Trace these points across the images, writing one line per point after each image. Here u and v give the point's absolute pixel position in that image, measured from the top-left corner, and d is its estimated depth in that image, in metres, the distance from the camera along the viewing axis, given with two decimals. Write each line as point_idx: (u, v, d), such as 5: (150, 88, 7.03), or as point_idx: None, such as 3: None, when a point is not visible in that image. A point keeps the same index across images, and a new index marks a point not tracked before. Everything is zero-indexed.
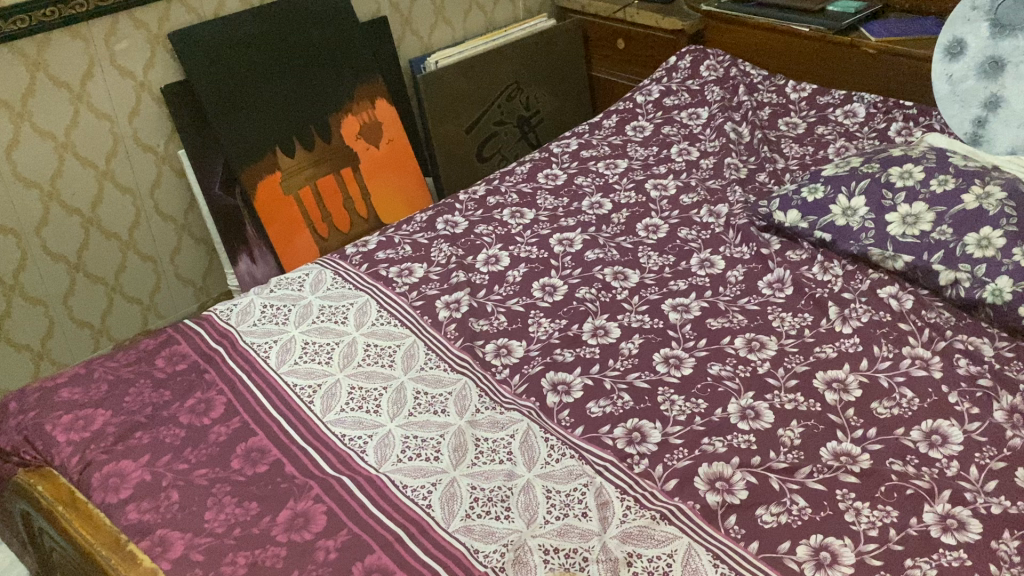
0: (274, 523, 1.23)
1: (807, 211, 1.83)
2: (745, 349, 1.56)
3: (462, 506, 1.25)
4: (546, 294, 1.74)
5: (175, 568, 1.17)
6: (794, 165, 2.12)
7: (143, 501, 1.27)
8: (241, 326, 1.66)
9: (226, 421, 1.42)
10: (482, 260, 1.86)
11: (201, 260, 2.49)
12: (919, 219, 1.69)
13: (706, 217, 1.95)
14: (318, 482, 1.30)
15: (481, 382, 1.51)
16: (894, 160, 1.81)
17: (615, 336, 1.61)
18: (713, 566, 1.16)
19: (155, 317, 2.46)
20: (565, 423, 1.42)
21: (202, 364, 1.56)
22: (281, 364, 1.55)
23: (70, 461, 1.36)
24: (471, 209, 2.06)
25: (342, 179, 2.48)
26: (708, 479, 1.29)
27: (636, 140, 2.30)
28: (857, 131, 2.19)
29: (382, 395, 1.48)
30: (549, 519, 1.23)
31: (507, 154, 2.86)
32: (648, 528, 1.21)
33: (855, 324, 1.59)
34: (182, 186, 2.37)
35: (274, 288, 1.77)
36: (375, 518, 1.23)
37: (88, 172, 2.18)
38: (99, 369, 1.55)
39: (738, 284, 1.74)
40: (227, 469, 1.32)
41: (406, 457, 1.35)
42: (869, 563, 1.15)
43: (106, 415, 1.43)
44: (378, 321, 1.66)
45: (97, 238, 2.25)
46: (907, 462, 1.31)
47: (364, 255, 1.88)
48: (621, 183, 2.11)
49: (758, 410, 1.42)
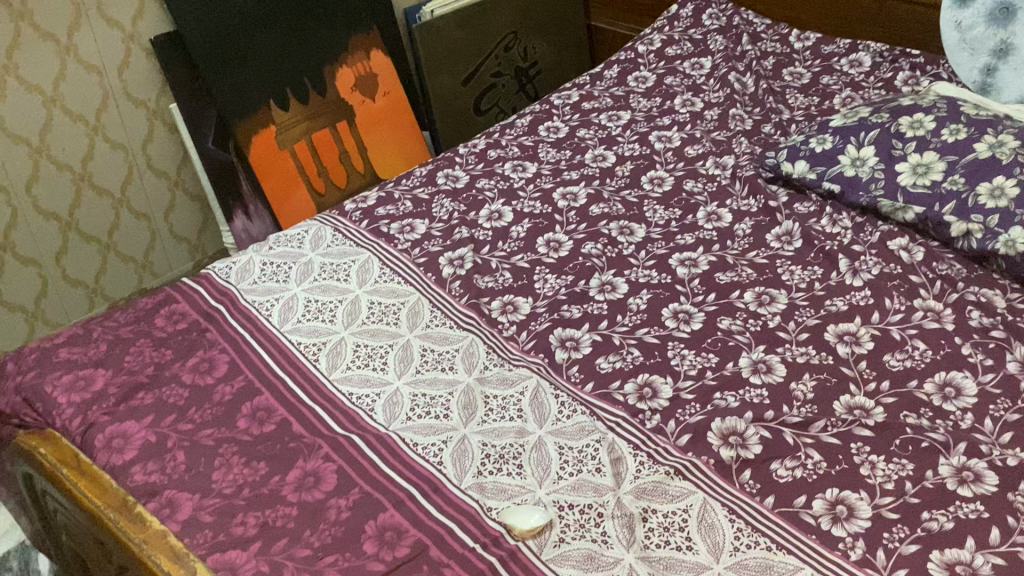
0: (284, 482, 1.21)
1: (815, 161, 1.80)
2: (754, 303, 1.54)
3: (474, 463, 1.24)
4: (551, 249, 1.71)
5: (185, 529, 1.15)
6: (800, 116, 2.08)
7: (149, 463, 1.25)
8: (242, 284, 1.62)
9: (230, 380, 1.40)
10: (485, 216, 1.82)
11: (196, 217, 2.44)
12: (930, 168, 1.66)
13: (711, 169, 1.92)
14: (327, 440, 1.28)
15: (489, 339, 1.49)
16: (903, 110, 1.78)
17: (622, 292, 1.59)
18: (729, 521, 1.15)
19: (151, 276, 2.42)
20: (575, 379, 1.40)
21: (203, 322, 1.53)
22: (284, 322, 1.52)
23: (72, 422, 1.33)
24: (472, 163, 2.02)
25: (338, 133, 2.43)
26: (721, 434, 1.27)
27: (639, 91, 2.26)
28: (863, 81, 2.15)
29: (388, 352, 1.46)
30: (563, 475, 1.22)
31: (505, 107, 2.81)
32: (662, 483, 1.20)
33: (866, 277, 1.57)
34: (174, 141, 2.31)
35: (273, 245, 1.74)
36: (386, 477, 1.22)
37: (78, 127, 2.12)
38: (97, 329, 1.51)
39: (746, 237, 1.72)
40: (233, 429, 1.30)
41: (415, 415, 1.33)
42: (887, 517, 1.15)
43: (106, 375, 1.40)
44: (381, 278, 1.63)
45: (89, 195, 2.20)
46: (921, 414, 1.30)
47: (364, 211, 1.85)
48: (624, 136, 2.07)
49: (769, 364, 1.40)
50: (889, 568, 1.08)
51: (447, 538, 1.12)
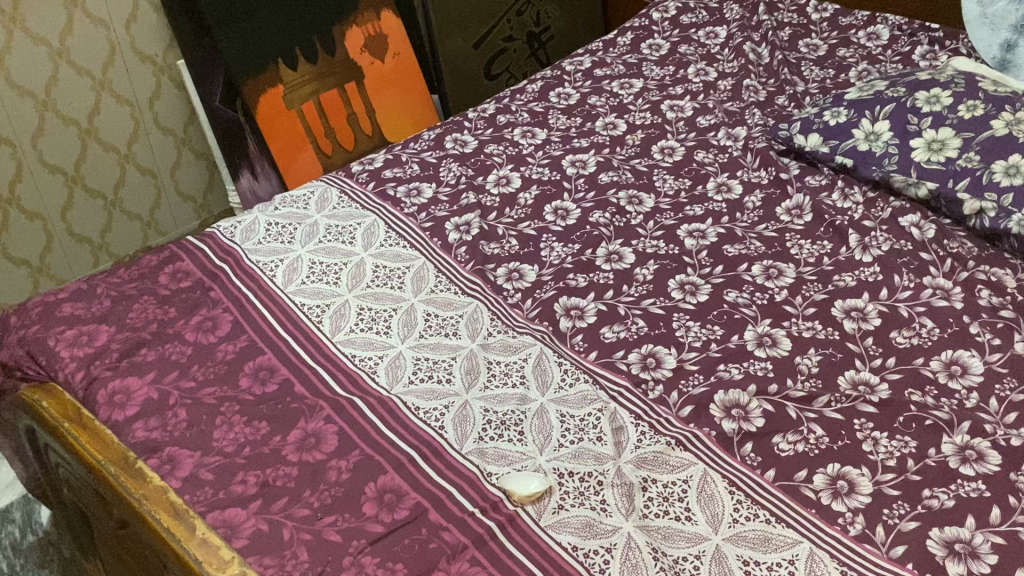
0: (284, 443, 1.21)
1: (829, 135, 1.78)
2: (762, 276, 1.53)
3: (475, 428, 1.24)
4: (559, 218, 1.70)
5: (185, 487, 1.15)
6: (814, 88, 2.05)
7: (151, 419, 1.25)
8: (247, 244, 1.62)
9: (233, 339, 1.39)
10: (493, 181, 1.81)
11: (202, 175, 2.43)
12: (945, 145, 1.64)
13: (723, 140, 1.89)
14: (329, 402, 1.28)
15: (493, 306, 1.48)
16: (920, 85, 1.76)
17: (629, 262, 1.57)
18: (729, 494, 1.15)
19: (156, 233, 2.41)
20: (579, 348, 1.39)
21: (207, 281, 1.52)
22: (288, 283, 1.52)
23: (75, 377, 1.33)
24: (481, 128, 2.00)
25: (347, 95, 2.39)
26: (724, 406, 1.27)
27: (652, 59, 2.22)
28: (880, 55, 2.12)
29: (392, 316, 1.45)
30: (564, 442, 1.22)
31: (516, 73, 2.74)
32: (663, 454, 1.20)
33: (876, 253, 1.56)
34: (181, 98, 2.29)
35: (279, 205, 1.72)
36: (387, 440, 1.22)
37: (84, 81, 2.10)
38: (101, 285, 1.51)
39: (756, 210, 1.70)
40: (235, 388, 1.30)
41: (417, 379, 1.32)
42: (887, 493, 1.14)
43: (110, 331, 1.40)
44: (387, 242, 1.62)
45: (95, 151, 2.18)
46: (926, 392, 1.29)
47: (371, 173, 1.83)
48: (635, 104, 2.04)
49: (775, 338, 1.39)
50: (887, 544, 1.08)
51: (447, 502, 1.12)
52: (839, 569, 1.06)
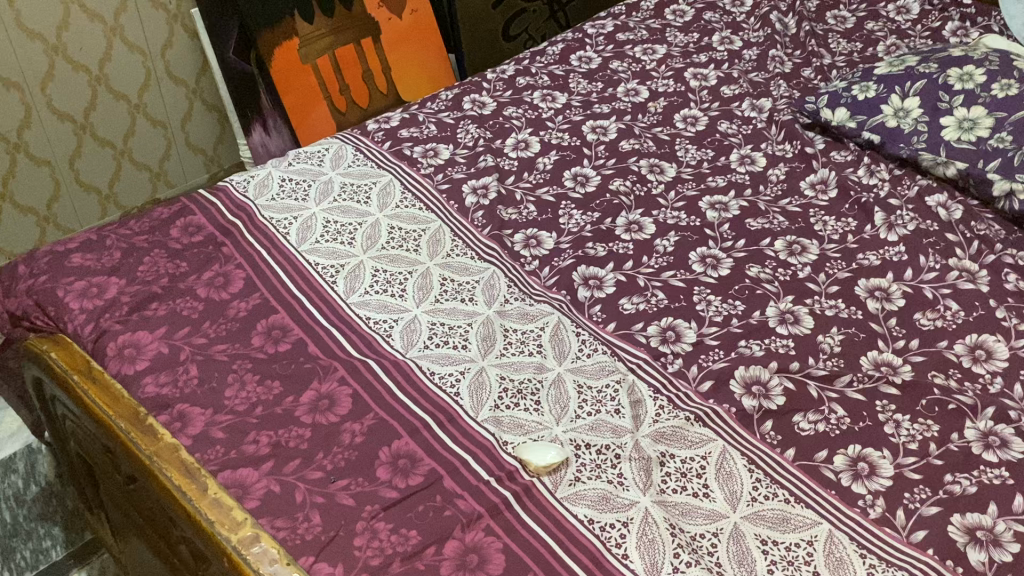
0: (297, 404, 1.19)
1: (856, 110, 1.73)
2: (785, 252, 1.50)
3: (491, 396, 1.22)
4: (578, 184, 1.66)
5: (196, 445, 1.13)
6: (842, 61, 2.01)
7: (161, 374, 1.23)
8: (260, 200, 1.58)
9: (246, 296, 1.37)
10: (511, 145, 1.76)
11: (213, 127, 2.39)
12: (977, 124, 1.61)
13: (747, 111, 1.85)
14: (342, 363, 1.26)
15: (510, 272, 1.45)
16: (953, 61, 1.73)
17: (649, 233, 1.54)
18: (748, 472, 1.13)
19: (164, 185, 2.38)
20: (597, 318, 1.36)
21: (219, 236, 1.49)
22: (301, 242, 1.49)
23: (84, 329, 1.30)
24: (499, 89, 1.94)
25: (363, 50, 2.29)
26: (744, 382, 1.25)
27: (676, 25, 2.17)
28: (909, 30, 2.09)
29: (407, 279, 1.42)
30: (581, 414, 1.19)
31: (535, 34, 2.57)
32: (682, 429, 1.18)
33: (901, 232, 1.53)
34: (194, 48, 2.24)
35: (293, 161, 1.69)
36: (402, 404, 1.20)
37: (96, 27, 2.04)
38: (111, 237, 1.48)
39: (780, 183, 1.67)
40: (247, 346, 1.28)
41: (433, 344, 1.30)
42: (908, 477, 1.13)
43: (120, 284, 1.37)
44: (403, 203, 1.59)
45: (105, 99, 2.14)
46: (949, 375, 1.27)
47: (387, 132, 1.79)
48: (658, 71, 2.00)
49: (797, 315, 1.37)
50: (908, 528, 1.07)
51: (462, 470, 1.10)
52: (859, 552, 1.05)
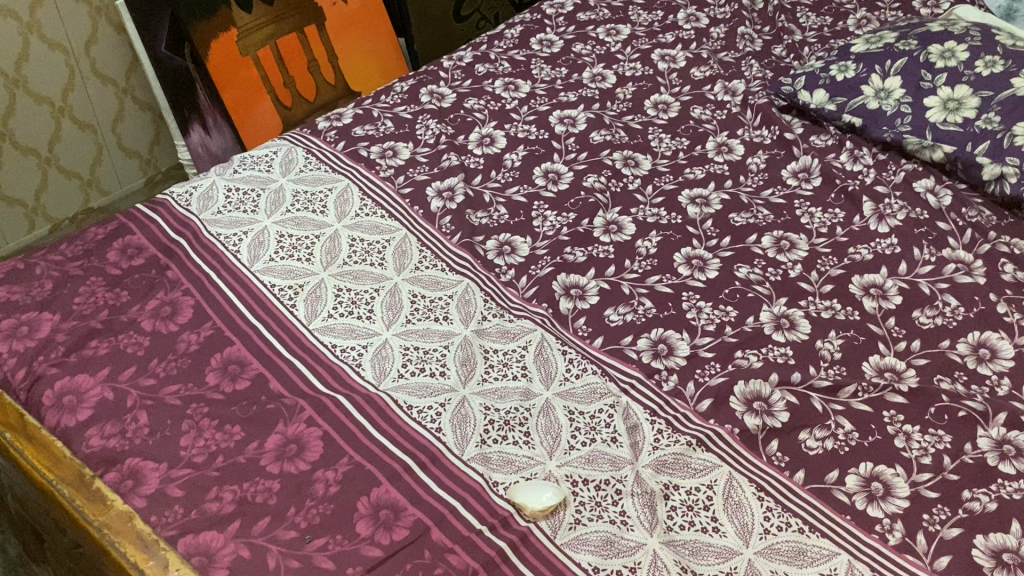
0: (262, 451, 1.08)
1: (835, 92, 1.65)
2: (774, 249, 1.41)
3: (476, 430, 1.12)
4: (550, 182, 1.55)
5: (152, 506, 1.01)
6: (812, 37, 1.93)
7: (107, 425, 1.10)
8: (205, 213, 1.44)
9: (197, 328, 1.24)
10: (475, 140, 1.65)
11: (147, 127, 2.22)
12: (962, 104, 1.55)
13: (720, 95, 1.76)
14: (310, 402, 1.14)
15: (486, 285, 1.35)
16: (933, 37, 1.65)
17: (629, 233, 1.45)
18: (758, 500, 1.05)
19: (98, 193, 2.21)
20: (583, 333, 1.27)
21: (162, 258, 1.36)
22: (254, 261, 1.36)
23: (15, 375, 1.16)
24: (458, 79, 1.82)
25: (307, 39, 2.13)
26: (745, 399, 1.17)
27: (638, 2, 2.05)
28: (879, 2, 2.02)
29: (374, 298, 1.31)
30: (575, 445, 1.10)
31: (488, 14, 2.44)
32: (684, 456, 1.10)
33: (892, 223, 1.46)
34: (120, 42, 2.07)
35: (238, 168, 1.55)
36: (380, 446, 1.09)
37: (11, 25, 1.85)
38: (41, 265, 1.33)
39: (761, 173, 1.58)
40: (202, 387, 1.15)
41: (408, 372, 1.19)
42: (926, 496, 1.06)
43: (54, 320, 1.24)
44: (363, 211, 1.47)
45: (25, 103, 1.96)
46: (956, 379, 1.21)
47: (340, 131, 1.65)
48: (624, 53, 1.89)
49: (793, 320, 1.29)
50: (930, 555, 1.01)
51: (451, 519, 1.01)
52: None
